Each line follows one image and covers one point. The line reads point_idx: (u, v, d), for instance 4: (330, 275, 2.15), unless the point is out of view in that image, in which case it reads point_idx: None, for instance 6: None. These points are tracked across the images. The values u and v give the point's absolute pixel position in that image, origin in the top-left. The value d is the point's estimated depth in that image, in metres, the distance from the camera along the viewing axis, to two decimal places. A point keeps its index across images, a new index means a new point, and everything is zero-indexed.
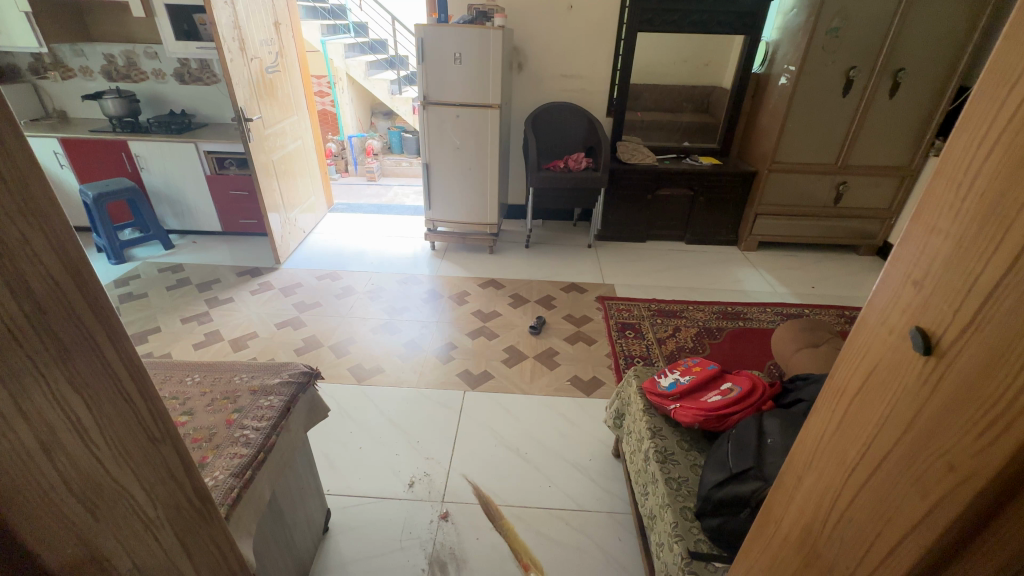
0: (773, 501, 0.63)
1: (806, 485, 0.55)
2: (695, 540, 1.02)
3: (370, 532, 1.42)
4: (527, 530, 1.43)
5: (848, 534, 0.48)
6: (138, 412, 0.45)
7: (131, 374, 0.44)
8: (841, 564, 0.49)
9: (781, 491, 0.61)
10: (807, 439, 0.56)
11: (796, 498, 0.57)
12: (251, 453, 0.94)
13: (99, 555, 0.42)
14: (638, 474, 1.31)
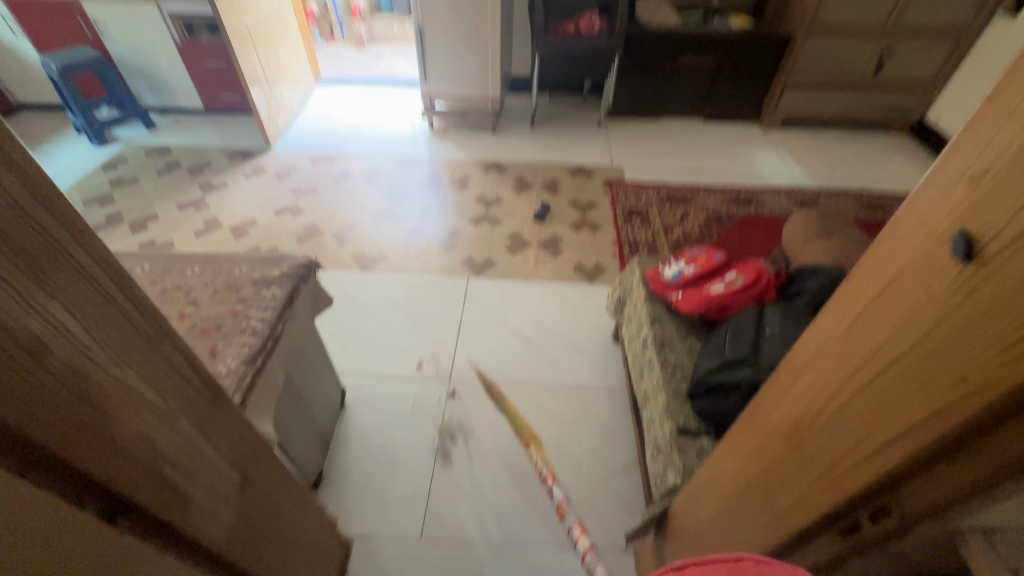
0: (768, 393, 0.65)
1: (804, 382, 0.55)
2: (685, 418, 1.09)
3: (384, 407, 1.53)
4: (528, 405, 1.55)
5: (838, 429, 0.49)
6: (125, 313, 0.47)
7: (110, 278, 0.45)
8: (825, 454, 0.51)
9: (777, 385, 0.62)
10: (811, 339, 0.55)
11: (791, 394, 0.58)
12: (258, 342, 0.96)
13: (115, 439, 0.47)
14: (635, 358, 1.36)
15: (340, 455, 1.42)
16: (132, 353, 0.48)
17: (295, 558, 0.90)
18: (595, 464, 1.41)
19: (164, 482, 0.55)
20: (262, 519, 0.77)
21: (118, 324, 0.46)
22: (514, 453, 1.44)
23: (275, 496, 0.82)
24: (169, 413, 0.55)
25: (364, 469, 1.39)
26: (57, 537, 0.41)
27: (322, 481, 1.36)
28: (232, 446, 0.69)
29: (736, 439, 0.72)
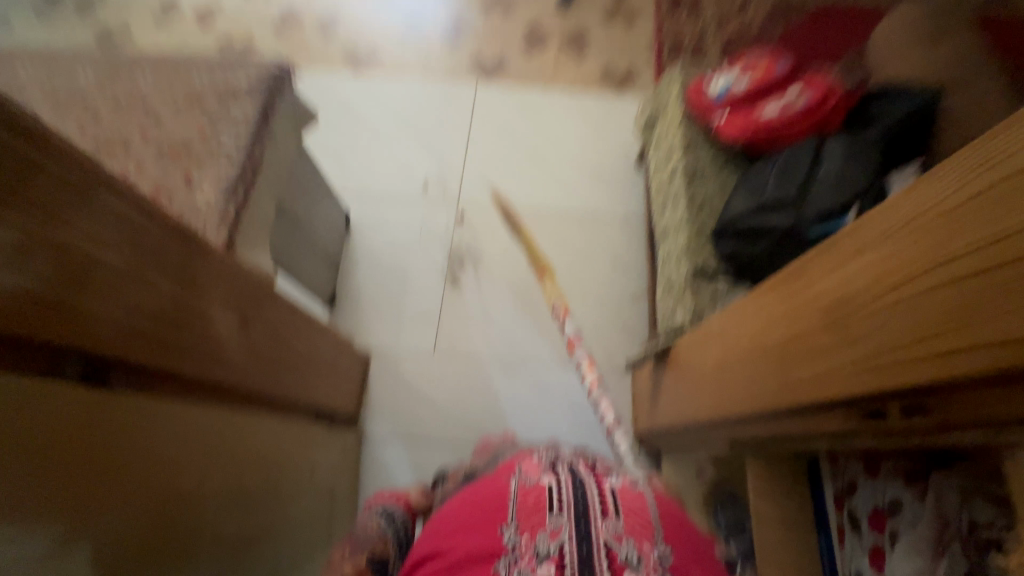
0: (809, 262, 0.56)
1: (862, 262, 0.47)
2: (705, 259, 1.03)
3: (391, 231, 1.49)
4: (540, 232, 1.49)
5: (891, 321, 0.43)
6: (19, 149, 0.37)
7: None
8: (865, 343, 0.45)
9: (825, 256, 0.53)
10: (890, 213, 0.44)
11: (841, 271, 0.50)
12: (235, 168, 0.83)
13: (54, 299, 0.41)
14: (660, 191, 1.24)
15: (351, 277, 1.43)
16: (126, 245, 0.47)
17: (315, 377, 0.97)
18: (604, 292, 1.42)
19: (181, 354, 0.57)
20: (272, 352, 0.79)
21: (95, 217, 0.44)
22: (524, 279, 1.44)
23: (283, 330, 0.83)
24: (181, 296, 0.56)
25: (376, 290, 1.42)
26: (76, 416, 0.45)
27: (336, 300, 1.40)
28: (228, 292, 0.66)
29: (752, 305, 0.68)
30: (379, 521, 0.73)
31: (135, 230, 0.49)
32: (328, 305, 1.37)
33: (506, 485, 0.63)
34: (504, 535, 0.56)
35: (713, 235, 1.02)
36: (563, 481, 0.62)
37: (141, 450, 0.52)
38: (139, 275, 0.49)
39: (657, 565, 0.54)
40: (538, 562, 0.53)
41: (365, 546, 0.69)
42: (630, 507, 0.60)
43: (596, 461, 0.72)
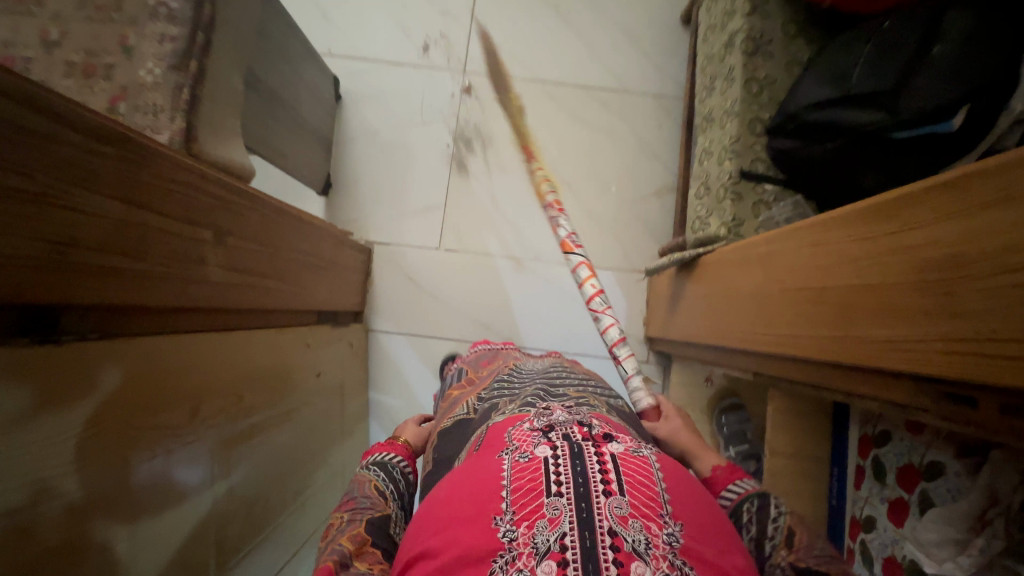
0: (902, 200, 0.44)
1: (984, 221, 0.36)
2: (753, 159, 0.88)
3: (388, 103, 1.29)
4: (560, 110, 1.29)
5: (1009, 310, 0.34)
6: None
7: None
8: (961, 325, 0.38)
9: (926, 198, 0.41)
10: None
11: (948, 226, 0.39)
12: (183, 36, 0.65)
13: None
14: (709, 65, 1.03)
15: (345, 158, 1.28)
16: (58, 160, 0.40)
17: (311, 280, 0.91)
18: (627, 184, 1.27)
19: (156, 274, 0.52)
20: (257, 264, 0.71)
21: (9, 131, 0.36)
22: (539, 166, 1.29)
23: (269, 237, 0.74)
24: (144, 212, 0.49)
25: (374, 175, 1.28)
26: None
27: (332, 185, 1.27)
28: (193, 202, 0.56)
29: (807, 235, 0.58)
30: (376, 477, 0.67)
31: (70, 142, 0.41)
32: (323, 191, 1.25)
33: (495, 460, 0.51)
34: (495, 527, 0.43)
35: (769, 126, 0.86)
36: (560, 450, 0.49)
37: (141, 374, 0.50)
38: (85, 193, 0.42)
39: (670, 548, 0.42)
40: (537, 559, 0.41)
41: (364, 506, 0.60)
42: (638, 479, 0.47)
43: (597, 416, 0.60)
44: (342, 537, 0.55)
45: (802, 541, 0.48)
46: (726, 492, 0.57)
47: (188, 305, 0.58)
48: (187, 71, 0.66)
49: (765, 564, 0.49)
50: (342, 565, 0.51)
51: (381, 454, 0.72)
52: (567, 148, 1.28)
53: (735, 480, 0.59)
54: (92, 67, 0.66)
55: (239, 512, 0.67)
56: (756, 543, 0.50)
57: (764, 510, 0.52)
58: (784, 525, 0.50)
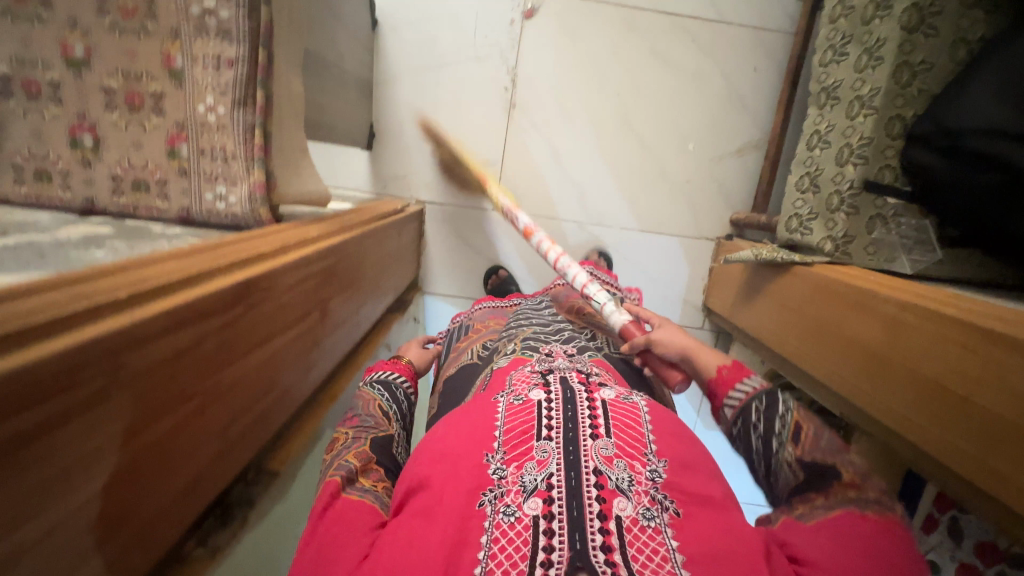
0: None
1: None
2: (881, 167, 0.77)
3: (433, 31, 1.09)
4: (640, 44, 1.08)
5: None
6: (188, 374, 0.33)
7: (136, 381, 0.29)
8: None
9: None
10: None
11: None
12: (244, 58, 0.52)
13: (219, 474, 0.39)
14: (844, 18, 0.84)
15: (388, 102, 1.12)
16: (210, 349, 0.36)
17: (383, 283, 0.87)
18: (707, 139, 1.12)
19: (286, 386, 0.50)
20: (348, 310, 0.68)
21: (171, 360, 0.32)
22: (608, 115, 1.12)
23: (353, 275, 0.69)
24: (273, 339, 0.45)
25: (420, 123, 1.13)
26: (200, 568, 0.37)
27: (375, 136, 1.14)
28: (303, 304, 0.51)
29: (958, 336, 0.55)
30: (380, 396, 0.61)
31: (215, 323, 0.36)
32: (367, 146, 1.12)
33: (491, 402, 0.53)
34: (486, 464, 0.45)
35: (911, 130, 0.73)
36: (554, 396, 0.51)
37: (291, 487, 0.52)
38: (230, 362, 0.39)
39: (652, 484, 0.43)
40: (525, 497, 0.41)
41: (369, 426, 0.56)
42: (626, 423, 0.48)
43: (595, 364, 0.64)
44: (348, 453, 0.51)
45: (811, 438, 0.47)
46: (731, 395, 0.53)
47: (313, 390, 0.57)
48: (253, 105, 0.54)
49: (771, 460, 0.48)
50: (348, 478, 0.47)
51: (382, 371, 0.67)
52: (643, 93, 1.11)
53: (743, 377, 0.54)
54: (136, 96, 0.53)
55: None
56: (763, 440, 0.49)
57: (771, 407, 0.50)
58: (793, 421, 0.48)
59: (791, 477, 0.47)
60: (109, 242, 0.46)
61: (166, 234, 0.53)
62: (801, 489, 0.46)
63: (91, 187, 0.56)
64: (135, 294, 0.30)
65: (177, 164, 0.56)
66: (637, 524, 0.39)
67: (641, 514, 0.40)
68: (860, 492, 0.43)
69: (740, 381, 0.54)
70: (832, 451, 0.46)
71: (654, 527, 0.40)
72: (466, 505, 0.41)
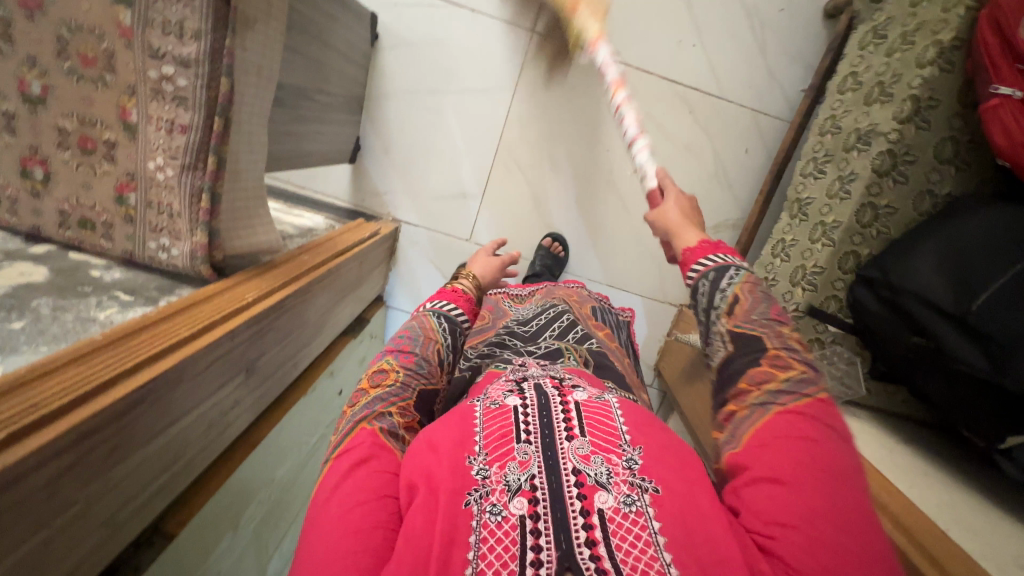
0: None
1: None
2: (827, 296, 0.79)
3: (433, 56, 1.07)
4: (637, 104, 1.07)
5: None
6: (89, 470, 0.38)
7: (32, 495, 0.33)
8: None
9: None
10: None
11: None
12: (198, 127, 0.53)
13: (109, 548, 0.43)
14: (831, 135, 0.84)
15: (378, 119, 1.11)
16: (98, 455, 0.38)
17: (335, 315, 0.89)
18: None
19: (194, 453, 0.52)
20: (284, 356, 0.70)
21: (48, 482, 0.34)
22: (594, 170, 1.12)
23: (294, 322, 0.71)
24: (179, 420, 0.48)
25: (407, 145, 1.13)
26: None
27: (360, 151, 1.13)
28: (221, 374, 0.53)
29: None
30: (443, 339, 0.63)
31: (106, 431, 0.38)
32: (352, 159, 1.12)
33: (468, 407, 0.52)
34: (469, 466, 0.44)
35: (860, 270, 0.75)
36: (530, 401, 0.50)
37: (197, 538, 0.55)
38: (122, 458, 0.41)
39: (631, 472, 0.43)
40: (510, 496, 0.41)
41: (422, 375, 0.59)
42: (599, 419, 0.48)
43: (569, 371, 0.65)
44: (391, 406, 0.53)
45: (743, 308, 0.49)
46: (693, 267, 0.55)
47: (230, 443, 0.60)
48: (204, 170, 0.54)
49: (709, 330, 0.51)
50: (391, 432, 0.51)
51: (443, 301, 0.70)
52: (631, 156, 1.10)
53: (706, 255, 0.55)
54: (89, 141, 0.54)
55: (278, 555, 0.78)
56: (703, 311, 0.52)
57: (716, 283, 0.51)
58: (732, 293, 0.50)
59: (723, 347, 0.50)
60: (36, 300, 0.48)
61: (101, 283, 0.55)
62: (731, 361, 0.48)
63: (39, 218, 0.57)
64: (22, 427, 0.33)
65: (124, 211, 0.56)
66: (618, 514, 0.40)
67: (621, 503, 0.41)
68: (786, 368, 0.45)
69: (702, 257, 0.55)
70: (763, 322, 0.48)
71: (636, 512, 0.40)
72: (451, 505, 0.41)
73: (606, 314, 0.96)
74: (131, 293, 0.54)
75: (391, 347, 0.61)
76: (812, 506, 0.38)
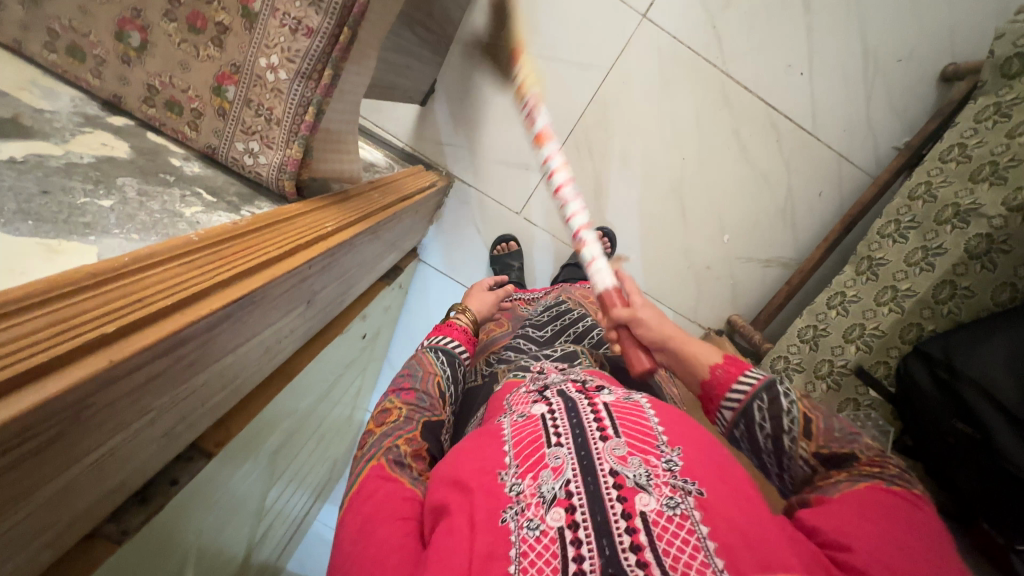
0: None
1: None
2: (876, 360, 0.81)
3: (533, 15, 1.01)
4: (726, 119, 1.04)
5: None
6: (171, 378, 0.35)
7: (120, 397, 0.30)
8: None
9: None
10: None
11: None
12: (325, 35, 0.48)
13: (159, 456, 0.40)
14: (922, 202, 0.82)
15: (460, 67, 1.06)
16: (180, 366, 0.35)
17: (381, 260, 0.85)
18: (743, 238, 1.11)
19: (248, 376, 0.50)
20: (337, 292, 0.67)
21: (137, 387, 0.32)
22: (665, 176, 1.09)
23: (353, 261, 0.67)
24: (247, 341, 0.45)
25: (483, 102, 1.08)
26: (134, 543, 0.39)
27: (433, 95, 1.08)
28: (292, 299, 0.50)
29: None
30: (442, 372, 0.62)
31: (193, 343, 0.35)
32: (422, 102, 1.06)
33: (496, 425, 0.48)
34: (501, 480, 0.41)
35: (919, 343, 0.75)
36: (556, 407, 0.47)
37: (229, 460, 0.53)
38: (196, 372, 0.38)
39: (670, 474, 0.39)
40: (545, 508, 0.38)
41: (424, 408, 0.56)
42: (632, 419, 0.44)
43: (587, 373, 0.61)
44: (398, 438, 0.50)
45: (822, 429, 0.44)
46: (731, 394, 0.47)
47: (274, 370, 0.58)
48: (318, 81, 0.50)
49: (781, 454, 0.44)
50: (398, 463, 0.48)
51: (440, 336, 0.69)
52: (706, 171, 1.07)
53: (740, 378, 0.48)
54: (200, 19, 0.49)
55: (280, 484, 0.76)
56: (775, 441, 0.44)
57: (777, 405, 0.45)
58: (801, 414, 0.44)
59: (808, 471, 0.44)
60: (121, 179, 0.44)
61: (182, 175, 0.51)
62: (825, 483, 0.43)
63: (123, 87, 0.52)
64: (127, 325, 0.30)
65: (219, 103, 0.52)
66: (662, 516, 0.36)
67: (664, 505, 0.37)
68: (880, 467, 0.42)
69: (734, 382, 0.47)
70: (843, 435, 0.44)
71: (681, 515, 0.36)
72: (487, 521, 0.38)
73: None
74: (212, 194, 0.50)
75: (391, 386, 0.59)
76: (873, 529, 0.36)
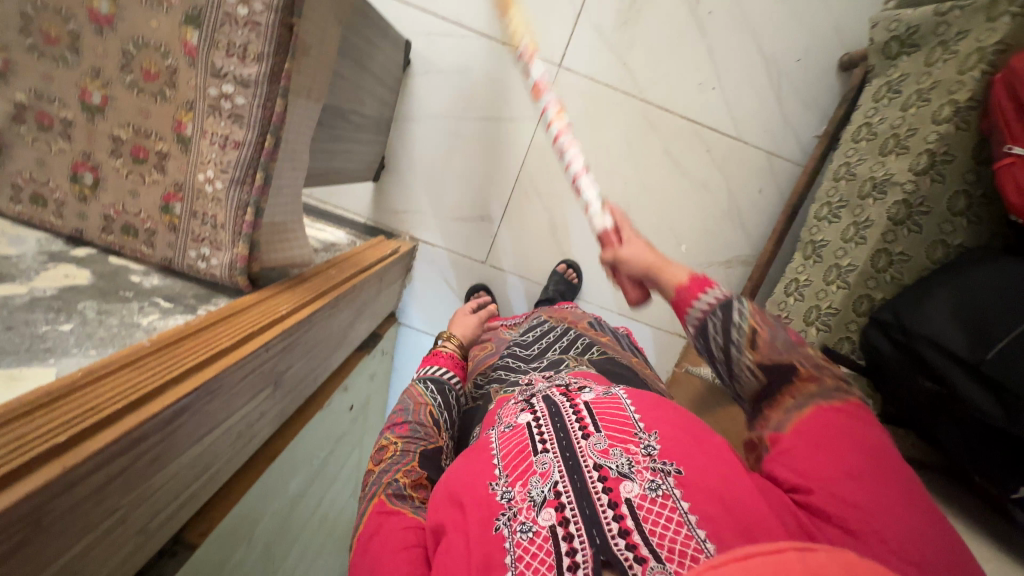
0: None
1: None
2: (840, 337, 0.82)
3: (458, 84, 1.11)
4: (655, 139, 1.10)
5: None
6: (135, 473, 0.38)
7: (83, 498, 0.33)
8: None
9: None
10: None
11: None
12: (248, 144, 0.54)
13: (136, 556, 0.42)
14: (846, 182, 0.87)
15: (403, 142, 1.15)
16: (143, 462, 0.38)
17: (353, 330, 0.89)
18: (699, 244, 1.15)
19: (223, 461, 0.53)
20: (308, 367, 0.70)
21: (100, 487, 0.35)
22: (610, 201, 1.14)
23: (319, 336, 0.71)
24: (213, 431, 0.48)
25: (429, 167, 1.16)
26: None
27: (384, 171, 1.16)
28: (253, 386, 0.54)
29: None
30: (433, 401, 0.64)
31: (155, 437, 0.39)
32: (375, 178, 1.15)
33: (485, 439, 0.51)
34: (492, 493, 0.43)
35: (873, 313, 0.77)
36: (541, 414, 0.49)
37: (218, 550, 0.54)
38: (162, 467, 0.41)
39: (650, 459, 0.41)
40: (537, 510, 0.40)
41: (419, 437, 0.57)
42: (611, 413, 0.46)
43: (574, 374, 0.64)
44: (397, 472, 0.52)
45: (766, 340, 0.45)
46: (694, 308, 0.49)
47: (254, 453, 0.60)
48: (251, 184, 0.56)
49: (733, 367, 0.47)
50: (399, 495, 0.50)
51: (430, 368, 0.71)
52: (647, 190, 1.13)
53: (705, 292, 0.49)
54: (142, 151, 0.56)
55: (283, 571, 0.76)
56: (727, 350, 0.47)
57: (730, 320, 0.46)
58: (750, 327, 0.46)
59: (755, 381, 0.46)
60: (82, 303, 0.49)
61: (141, 289, 0.56)
62: (769, 390, 0.45)
63: (83, 221, 0.58)
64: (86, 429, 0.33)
65: (168, 220, 0.58)
66: (646, 500, 0.38)
67: (647, 489, 0.39)
68: (819, 382, 0.43)
69: (697, 296, 0.49)
70: (790, 347, 0.45)
71: (663, 495, 0.38)
72: (482, 533, 0.40)
73: (604, 325, 0.96)
74: (171, 301, 0.55)
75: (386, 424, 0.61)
76: (860, 472, 0.38)
